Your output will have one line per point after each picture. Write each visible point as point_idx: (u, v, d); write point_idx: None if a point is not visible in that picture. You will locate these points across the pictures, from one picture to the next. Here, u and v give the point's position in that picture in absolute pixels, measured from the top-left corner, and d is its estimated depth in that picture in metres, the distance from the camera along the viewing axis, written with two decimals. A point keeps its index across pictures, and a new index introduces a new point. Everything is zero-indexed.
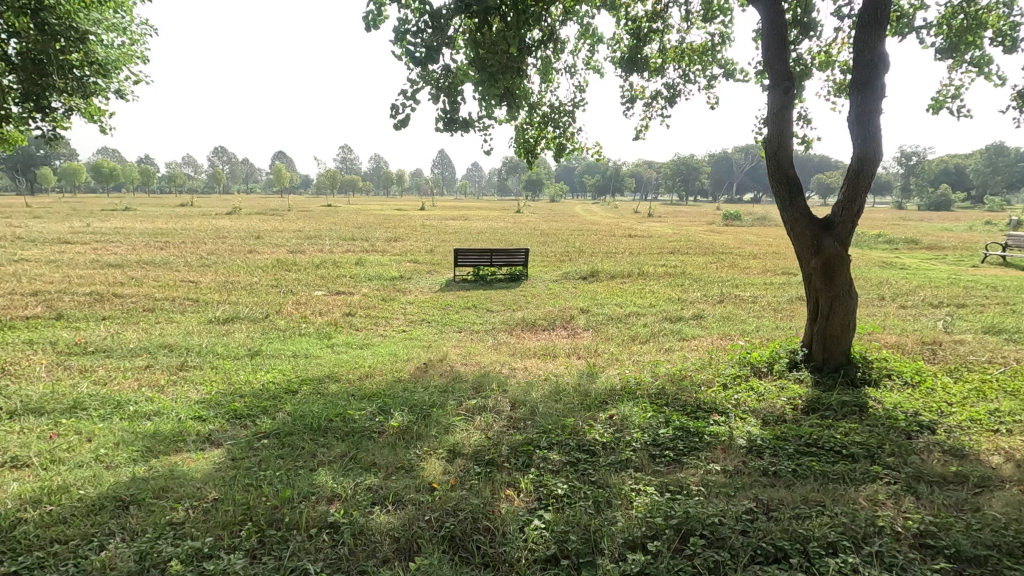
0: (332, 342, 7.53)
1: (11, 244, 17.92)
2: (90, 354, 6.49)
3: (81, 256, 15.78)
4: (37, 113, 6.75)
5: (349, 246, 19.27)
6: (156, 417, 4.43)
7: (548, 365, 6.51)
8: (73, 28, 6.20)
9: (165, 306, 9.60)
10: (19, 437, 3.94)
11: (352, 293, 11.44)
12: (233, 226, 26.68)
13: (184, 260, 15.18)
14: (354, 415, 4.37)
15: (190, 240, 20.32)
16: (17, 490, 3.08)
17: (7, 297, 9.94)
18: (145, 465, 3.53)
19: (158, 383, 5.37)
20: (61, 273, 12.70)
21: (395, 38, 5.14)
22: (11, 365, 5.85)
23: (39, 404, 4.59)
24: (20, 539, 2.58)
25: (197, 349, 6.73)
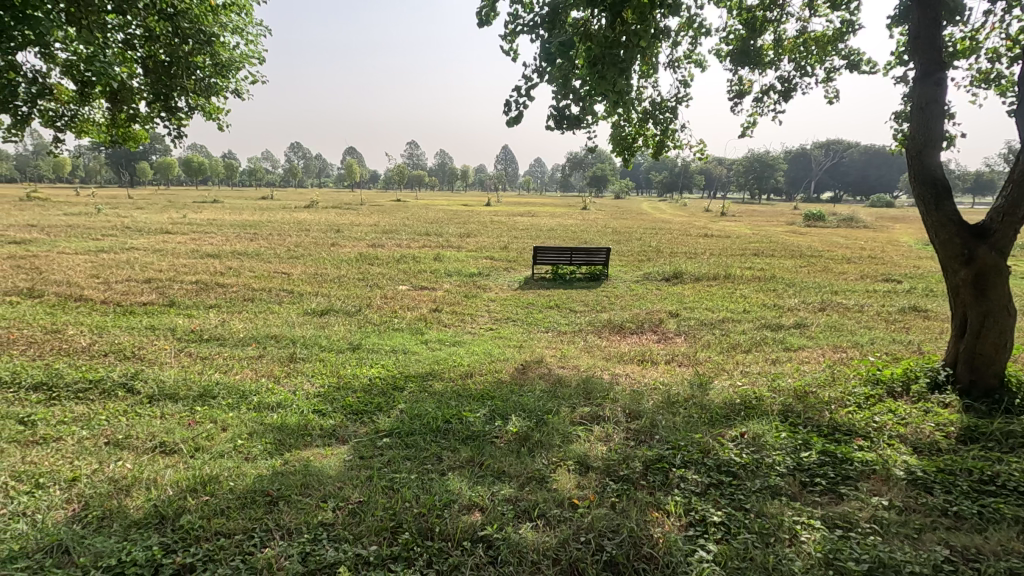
0: (425, 338, 7.58)
1: (122, 233, 19.47)
2: (206, 341, 6.85)
3: (183, 246, 16.91)
4: (165, 112, 7.14)
5: (425, 241, 19.60)
6: (280, 409, 4.55)
7: (650, 372, 6.23)
8: (202, 32, 6.52)
9: (264, 296, 10.04)
10: (162, 422, 4.15)
11: (435, 288, 11.57)
12: (313, 218, 27.81)
13: (275, 251, 15.91)
14: (470, 417, 4.29)
15: (276, 232, 21.36)
16: (173, 477, 3.20)
17: (126, 284, 10.74)
18: (281, 459, 3.59)
19: (273, 373, 5.54)
20: (169, 262, 13.62)
21: (509, 35, 4.96)
22: (141, 349, 6.25)
23: (173, 390, 4.83)
24: (189, 530, 2.67)
25: (302, 340, 6.94)
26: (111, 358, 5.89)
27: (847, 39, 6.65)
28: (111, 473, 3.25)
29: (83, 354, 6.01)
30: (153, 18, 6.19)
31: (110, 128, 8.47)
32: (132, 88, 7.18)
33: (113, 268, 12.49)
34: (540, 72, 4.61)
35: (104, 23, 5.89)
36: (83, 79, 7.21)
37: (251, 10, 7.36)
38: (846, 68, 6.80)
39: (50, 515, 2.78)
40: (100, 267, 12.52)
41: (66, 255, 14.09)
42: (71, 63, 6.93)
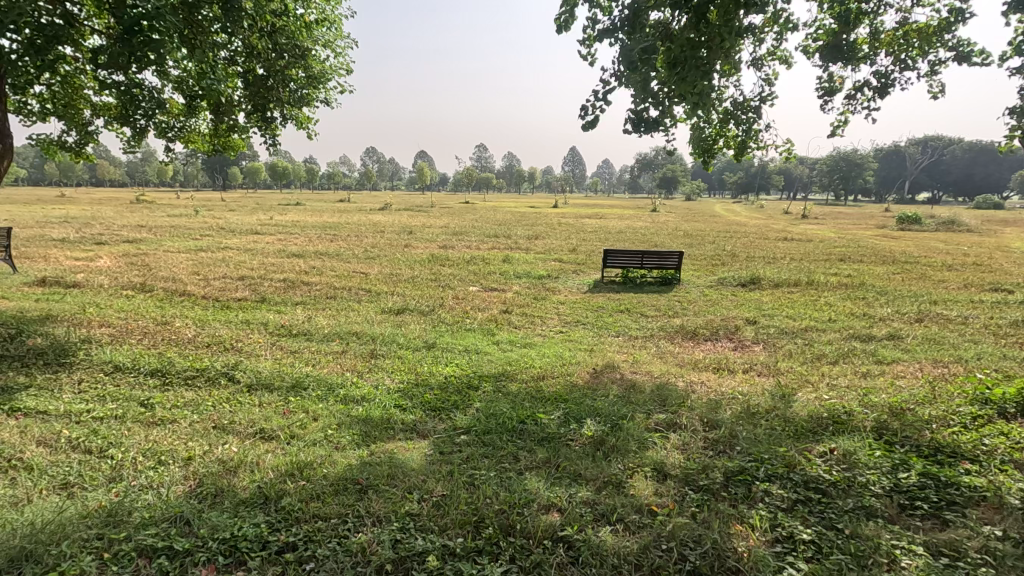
0: (496, 338, 7.71)
1: (218, 234, 21.10)
2: (294, 336, 7.31)
3: (271, 246, 18.12)
4: (262, 123, 7.70)
5: (494, 243, 19.89)
6: (364, 402, 4.80)
7: (727, 381, 6.02)
8: (297, 47, 6.99)
9: (344, 294, 10.58)
10: (261, 410, 4.50)
11: (505, 290, 11.74)
12: (387, 220, 28.93)
13: (353, 252, 16.70)
14: (544, 418, 4.34)
15: (354, 233, 22.40)
16: (272, 462, 3.46)
17: (223, 281, 11.65)
18: (367, 450, 3.80)
19: (356, 368, 5.84)
20: (259, 261, 14.63)
21: (587, 40, 4.96)
22: (238, 342, 6.77)
23: (269, 380, 5.22)
24: (290, 511, 2.89)
25: (381, 338, 7.26)
26: (213, 349, 6.43)
27: (956, 29, 6.14)
28: (220, 454, 3.57)
29: (190, 345, 6.59)
30: (255, 36, 6.69)
31: (212, 138, 9.22)
32: (233, 101, 7.78)
33: (212, 266, 13.57)
34: (619, 76, 4.58)
35: (214, 43, 6.42)
36: (192, 94, 7.88)
37: (341, 25, 7.77)
38: (953, 61, 6.27)
39: (172, 488, 3.09)
40: (201, 264, 13.66)
41: (171, 253, 15.47)
42: (183, 79, 7.60)
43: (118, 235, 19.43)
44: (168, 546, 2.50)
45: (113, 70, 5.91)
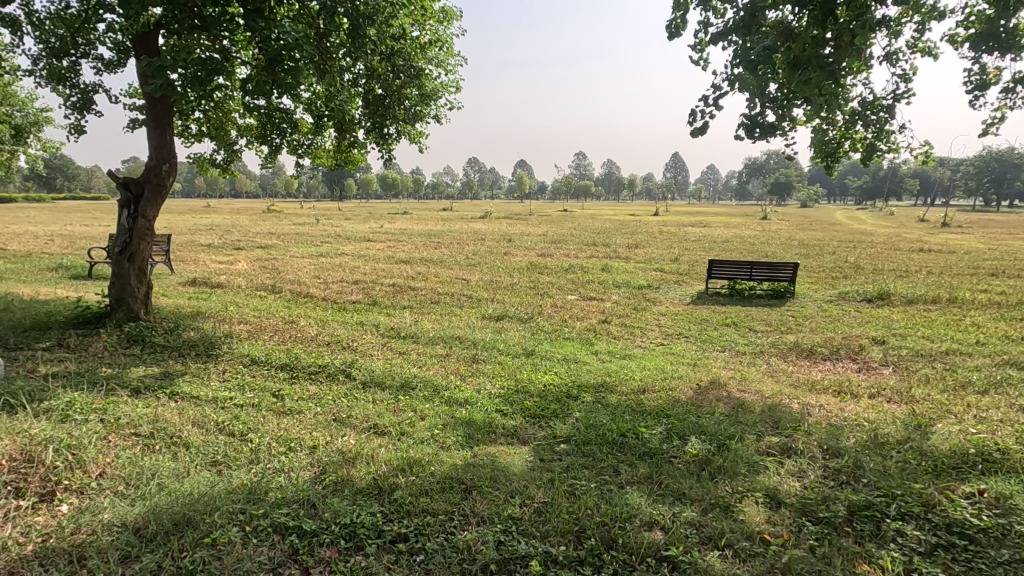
0: (595, 348, 7.66)
1: (336, 241, 22.91)
2: (403, 338, 7.75)
3: (382, 252, 19.36)
4: (379, 139, 8.27)
5: (593, 252, 19.74)
6: (467, 405, 4.98)
7: (850, 405, 5.51)
8: (413, 67, 7.44)
9: (447, 300, 11.05)
10: (374, 406, 4.83)
11: (603, 299, 11.63)
12: (488, 228, 29.71)
13: (456, 259, 17.38)
14: (645, 432, 4.25)
15: (457, 241, 23.29)
16: (385, 456, 3.70)
17: (340, 284, 12.62)
18: (471, 451, 3.95)
19: (459, 372, 6.08)
20: (371, 266, 15.67)
21: (697, 44, 4.80)
22: (353, 342, 7.30)
23: (381, 379, 5.59)
24: (402, 503, 3.08)
25: (482, 343, 7.49)
26: (333, 347, 7.00)
27: None
28: (339, 445, 3.88)
29: (313, 342, 7.23)
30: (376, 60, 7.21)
31: (335, 153, 10.05)
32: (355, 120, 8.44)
33: (331, 270, 14.78)
34: (733, 81, 4.38)
35: (341, 68, 7.00)
36: (320, 114, 8.65)
37: (452, 44, 8.16)
38: None
39: (300, 473, 3.41)
40: (322, 269, 14.92)
41: (296, 258, 17.04)
42: (313, 102, 8.37)
43: (253, 241, 21.74)
44: (298, 525, 2.77)
45: (258, 96, 6.65)
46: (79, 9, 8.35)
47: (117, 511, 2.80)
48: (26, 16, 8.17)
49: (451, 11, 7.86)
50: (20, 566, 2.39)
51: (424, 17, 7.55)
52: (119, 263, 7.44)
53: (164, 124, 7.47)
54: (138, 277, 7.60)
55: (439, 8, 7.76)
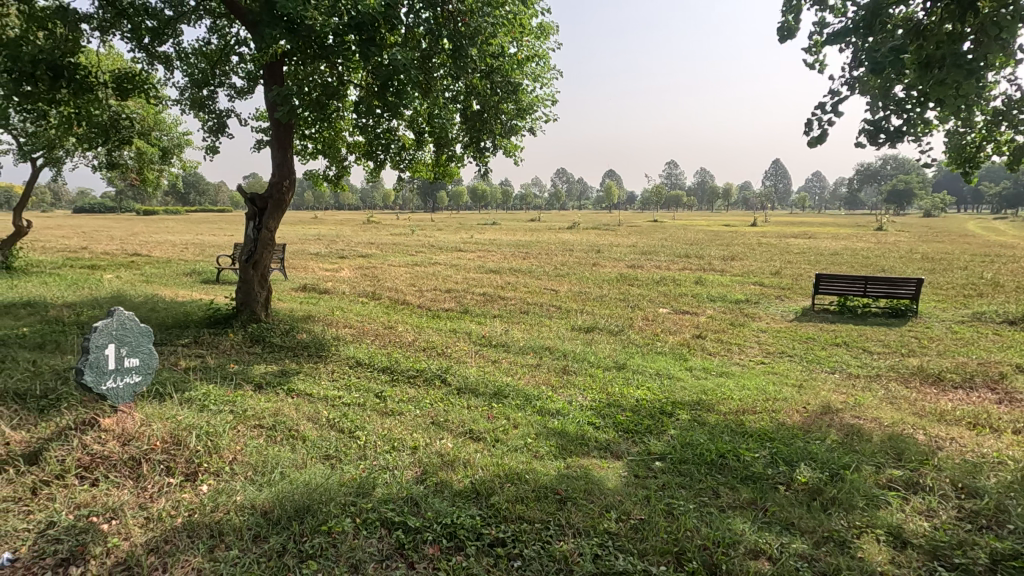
0: (689, 364, 7.39)
1: (430, 250, 23.91)
2: (494, 346, 7.92)
3: (473, 261, 19.94)
4: (476, 153, 8.56)
5: (685, 264, 19.07)
6: (559, 416, 5.00)
7: (989, 440, 4.89)
8: (510, 83, 7.63)
9: (537, 310, 11.15)
10: (468, 412, 4.98)
11: (697, 313, 11.20)
12: (576, 239, 29.57)
13: (545, 269, 17.51)
14: (747, 454, 4.04)
15: (545, 251, 23.45)
16: (481, 462, 3.81)
17: (434, 293, 13.13)
18: (564, 462, 3.96)
19: (550, 382, 6.11)
20: (463, 275, 16.19)
21: (812, 47, 4.55)
22: (447, 348, 7.58)
23: (474, 386, 5.76)
24: (499, 508, 3.15)
25: (572, 354, 7.48)
26: (428, 353, 7.32)
27: None
28: (438, 447, 4.04)
29: (410, 347, 7.60)
30: (476, 77, 7.50)
31: (434, 167, 10.53)
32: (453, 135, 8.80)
33: (426, 279, 15.43)
34: (853, 85, 4.10)
35: (443, 87, 7.35)
36: (421, 131, 9.11)
37: (549, 58, 8.30)
38: None
39: (403, 471, 3.60)
40: (417, 277, 15.63)
41: (394, 267, 17.96)
42: (415, 120, 8.84)
43: (355, 250, 23.21)
44: (403, 521, 2.92)
45: (368, 116, 7.13)
46: (219, 44, 9.48)
47: (248, 495, 3.09)
48: (177, 52, 9.34)
49: (548, 25, 8.00)
50: (173, 536, 2.72)
51: (522, 33, 7.74)
52: (245, 270, 8.26)
53: (286, 144, 8.22)
54: (260, 283, 8.39)
55: (537, 24, 7.93)
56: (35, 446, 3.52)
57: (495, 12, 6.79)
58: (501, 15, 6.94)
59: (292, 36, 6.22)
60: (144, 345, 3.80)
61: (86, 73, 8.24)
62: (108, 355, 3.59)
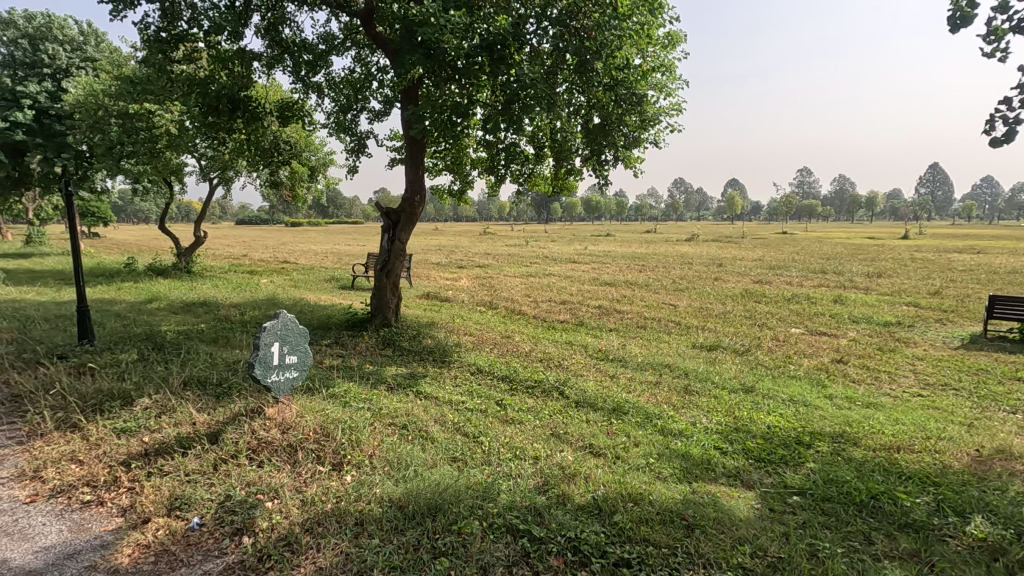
0: (830, 391, 6.72)
1: (545, 261, 24.19)
2: (611, 361, 7.80)
3: (587, 273, 19.84)
4: (596, 166, 8.55)
5: (821, 280, 17.41)
6: (682, 437, 4.79)
7: None
8: (635, 94, 7.53)
9: (654, 325, 10.81)
10: (588, 426, 4.95)
11: (837, 335, 10.17)
12: (695, 252, 28.23)
13: (662, 283, 16.94)
14: (906, 499, 3.58)
15: (662, 264, 22.70)
16: (603, 478, 3.77)
17: (548, 304, 13.25)
18: (689, 487, 3.79)
19: (671, 402, 5.86)
20: (577, 287, 16.17)
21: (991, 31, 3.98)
22: (564, 360, 7.60)
23: (593, 400, 5.71)
24: (623, 527, 3.09)
25: (694, 373, 7.14)
26: (545, 364, 7.39)
27: None
28: (559, 459, 4.07)
29: (527, 357, 7.73)
30: (600, 91, 7.51)
31: (552, 180, 10.67)
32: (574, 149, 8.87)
33: (541, 290, 15.63)
34: None
35: (566, 102, 7.43)
36: (541, 145, 9.28)
37: (675, 68, 8.08)
38: None
39: (526, 480, 3.67)
40: (532, 288, 15.88)
41: (509, 277, 18.39)
42: (536, 135, 9.03)
43: (473, 261, 24.10)
44: (527, 529, 2.98)
45: (493, 133, 7.42)
46: (363, 72, 10.44)
47: (386, 489, 3.33)
48: (328, 82, 10.43)
49: (676, 34, 7.78)
50: (324, 520, 3.01)
51: (648, 44, 7.61)
52: (379, 277, 8.94)
53: (418, 161, 8.81)
54: (391, 290, 9.01)
55: (664, 34, 7.76)
56: (215, 427, 4.10)
57: (622, 25, 6.74)
58: (629, 26, 6.89)
59: (429, 61, 6.67)
60: (302, 345, 4.25)
61: (254, 103, 9.39)
62: (273, 353, 4.06)
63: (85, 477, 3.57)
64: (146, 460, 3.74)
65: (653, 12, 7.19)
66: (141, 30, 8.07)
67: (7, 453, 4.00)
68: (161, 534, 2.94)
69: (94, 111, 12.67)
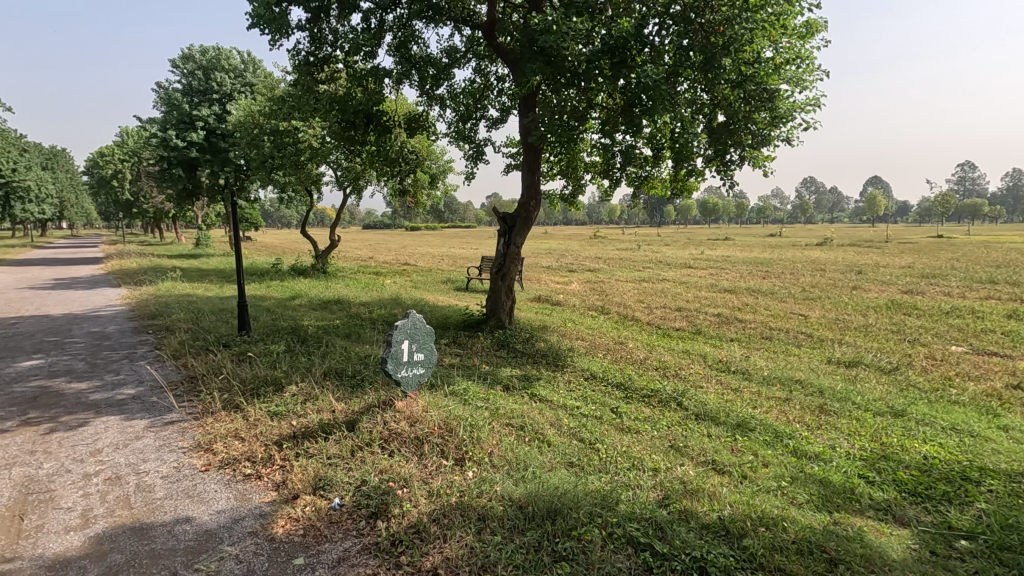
0: (1004, 422, 5.77)
1: (658, 266, 23.41)
2: (733, 373, 7.35)
3: (704, 279, 18.90)
4: (720, 167, 8.12)
5: (990, 291, 15.04)
6: (819, 461, 4.38)
7: None
8: (767, 90, 7.04)
9: (781, 336, 10.02)
10: (710, 441, 4.70)
11: (1011, 356, 8.73)
12: (829, 258, 25.72)
13: (790, 291, 15.65)
14: None
15: (789, 270, 20.99)
16: (729, 497, 3.55)
17: (663, 310, 12.80)
18: (829, 517, 3.45)
19: (804, 422, 5.39)
20: (693, 293, 15.46)
21: None
22: (681, 370, 7.29)
23: (714, 413, 5.41)
24: (754, 552, 2.89)
25: (830, 391, 6.50)
26: (661, 372, 7.14)
27: None
28: (680, 474, 3.91)
29: (642, 365, 7.54)
30: (727, 88, 7.14)
31: (670, 182, 10.31)
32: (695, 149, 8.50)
33: (654, 295, 15.16)
34: None
35: (688, 101, 7.15)
36: (660, 146, 9.01)
37: (813, 59, 7.44)
38: None
39: (645, 492, 3.57)
40: (645, 294, 15.45)
41: (621, 282, 18.04)
42: (654, 137, 8.76)
43: (584, 264, 24.01)
44: (648, 543, 2.89)
45: (611, 137, 7.34)
46: (483, 82, 10.84)
47: (506, 488, 3.42)
48: (450, 94, 10.96)
49: (816, 22, 7.16)
50: (449, 512, 3.14)
51: (782, 35, 7.07)
52: (495, 280, 9.20)
53: (534, 166, 8.93)
54: (506, 292, 9.20)
55: (801, 23, 7.19)
56: (352, 416, 4.47)
57: (754, 17, 6.34)
58: (761, 18, 6.47)
59: (550, 68, 6.84)
60: (429, 344, 4.49)
61: (385, 116, 10.14)
62: (403, 350, 4.33)
63: (246, 452, 4.06)
64: (294, 442, 4.17)
65: (789, 1, 6.69)
66: (292, 56, 9.03)
67: (187, 426, 4.67)
68: (309, 510, 3.26)
69: (251, 130, 14.48)
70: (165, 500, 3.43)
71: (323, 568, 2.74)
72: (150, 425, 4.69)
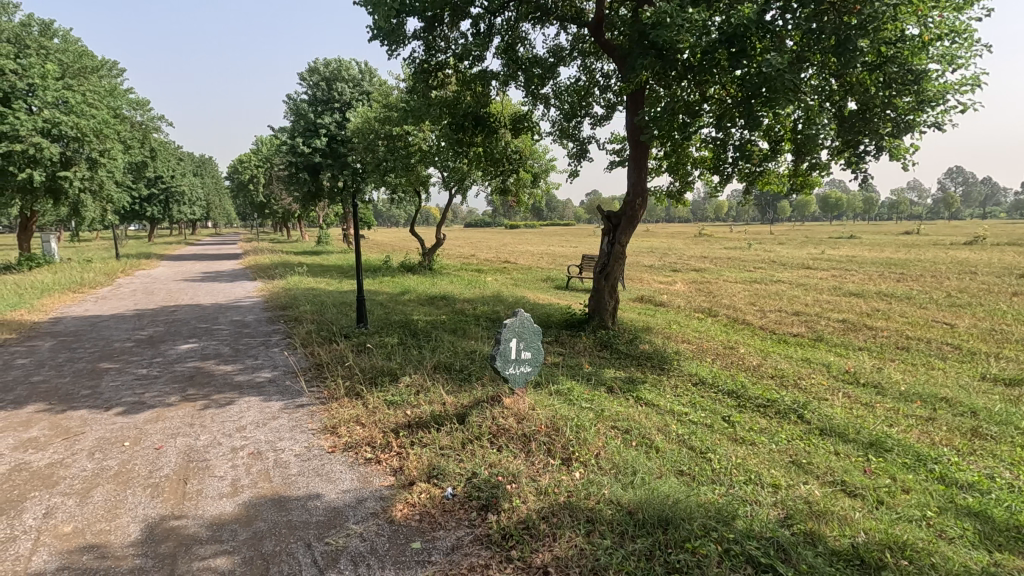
0: None
1: (772, 266, 21.82)
2: (862, 385, 6.68)
3: (826, 281, 17.35)
4: (851, 159, 7.41)
5: None
6: (972, 491, 3.86)
7: None
8: (911, 70, 6.31)
9: (922, 347, 8.93)
10: (837, 459, 4.31)
11: None
12: (980, 258, 22.47)
13: (931, 296, 13.90)
14: None
15: (930, 272, 18.63)
16: (863, 523, 3.23)
17: (778, 314, 11.92)
18: (988, 557, 3.03)
19: (953, 445, 4.77)
20: (813, 297, 14.25)
21: None
22: (802, 380, 6.75)
23: (842, 429, 4.96)
24: None
25: (986, 412, 5.68)
26: (778, 381, 6.67)
27: None
28: (804, 493, 3.61)
29: (756, 372, 7.08)
30: (863, 71, 6.49)
31: (789, 177, 9.59)
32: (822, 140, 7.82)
33: (768, 298, 14.17)
34: None
35: (816, 89, 6.58)
36: (779, 139, 8.40)
37: (972, 32, 6.55)
38: None
39: (764, 509, 3.35)
40: (757, 296, 14.50)
41: (730, 283, 17.06)
42: (773, 129, 8.17)
43: (689, 264, 23.04)
44: (770, 565, 2.71)
45: (725, 131, 6.93)
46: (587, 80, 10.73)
47: (615, 492, 3.37)
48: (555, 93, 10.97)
49: None
50: (558, 512, 3.16)
51: (932, 7, 6.30)
52: (599, 280, 9.09)
53: (640, 164, 8.70)
54: (609, 292, 9.06)
55: None
56: (461, 410, 4.64)
57: None
58: None
59: (660, 62, 6.63)
60: (536, 342, 4.54)
61: (492, 117, 10.39)
62: (512, 348, 4.41)
63: (367, 437, 4.36)
64: (409, 431, 4.40)
65: None
66: (407, 64, 9.51)
67: (315, 409, 5.10)
68: (424, 497, 3.43)
69: (368, 135, 15.53)
70: (298, 476, 3.77)
71: (438, 554, 2.87)
72: (284, 407, 5.19)
